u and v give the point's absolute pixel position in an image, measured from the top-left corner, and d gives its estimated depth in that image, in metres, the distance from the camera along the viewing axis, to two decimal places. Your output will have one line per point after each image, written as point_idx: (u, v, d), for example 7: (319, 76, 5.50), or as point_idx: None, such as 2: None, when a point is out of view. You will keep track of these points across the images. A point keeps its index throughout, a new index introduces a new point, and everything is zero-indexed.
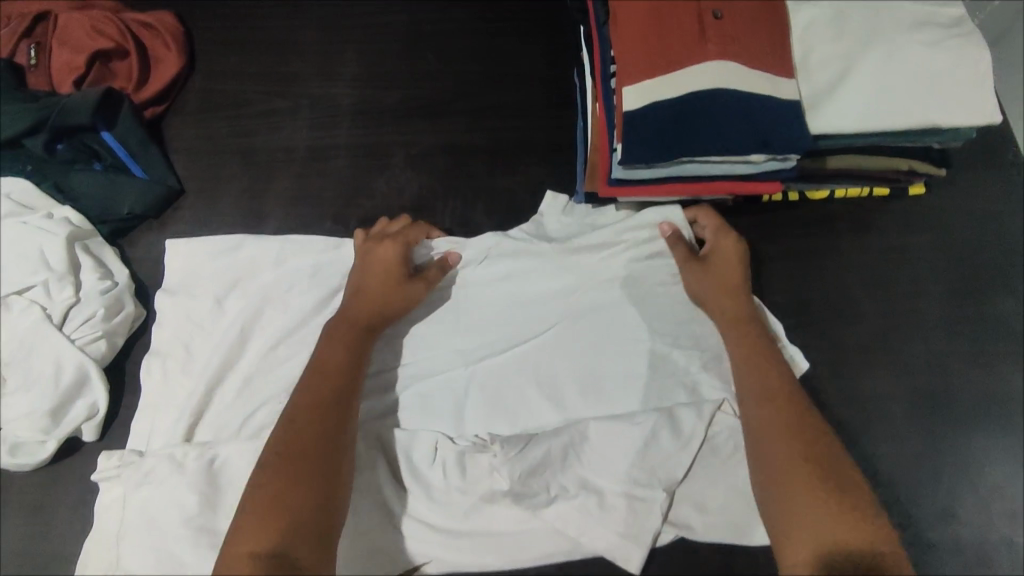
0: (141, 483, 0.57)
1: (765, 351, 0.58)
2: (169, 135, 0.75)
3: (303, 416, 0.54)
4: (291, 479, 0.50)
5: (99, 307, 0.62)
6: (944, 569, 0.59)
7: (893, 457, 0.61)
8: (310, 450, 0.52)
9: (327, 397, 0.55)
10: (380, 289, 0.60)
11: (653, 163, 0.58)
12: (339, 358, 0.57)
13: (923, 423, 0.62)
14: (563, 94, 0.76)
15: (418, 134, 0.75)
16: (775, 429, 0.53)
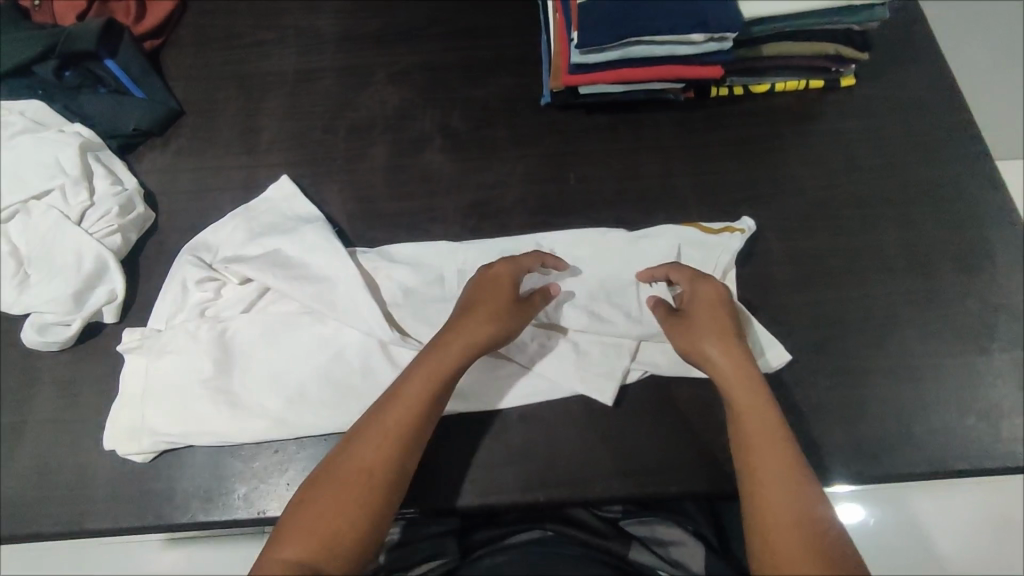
0: (161, 352, 0.63)
1: (737, 368, 0.57)
2: (167, 66, 0.82)
3: (379, 445, 0.53)
4: (375, 471, 0.52)
5: (114, 206, 0.68)
6: (901, 399, 0.64)
7: (840, 306, 0.68)
8: (387, 463, 0.52)
9: (401, 436, 0.53)
10: (467, 339, 0.57)
11: (605, 46, 0.66)
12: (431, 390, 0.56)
13: (864, 274, 0.69)
14: (527, 15, 0.83)
15: (398, 55, 0.82)
16: (760, 453, 0.53)
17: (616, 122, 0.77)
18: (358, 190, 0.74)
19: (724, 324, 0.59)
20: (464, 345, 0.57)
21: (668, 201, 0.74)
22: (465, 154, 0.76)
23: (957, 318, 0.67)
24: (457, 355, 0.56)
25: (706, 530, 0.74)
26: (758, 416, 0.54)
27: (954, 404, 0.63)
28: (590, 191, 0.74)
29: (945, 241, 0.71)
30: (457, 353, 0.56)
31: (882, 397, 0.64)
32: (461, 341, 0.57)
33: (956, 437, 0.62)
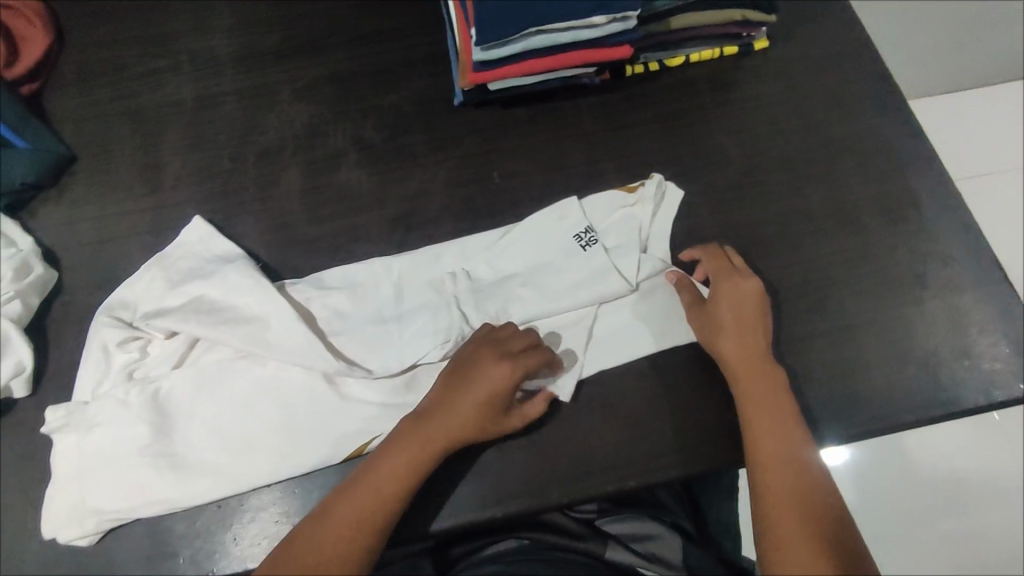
0: (90, 426, 0.59)
1: (761, 364, 0.60)
2: (51, 109, 0.76)
3: (373, 491, 0.54)
4: (347, 533, 0.53)
5: (8, 270, 0.63)
6: (845, 358, 0.64)
7: (777, 273, 0.67)
8: (360, 526, 0.53)
9: (398, 487, 0.54)
10: (472, 418, 0.57)
11: (508, 39, 0.64)
12: (402, 468, 0.55)
13: (795, 238, 0.69)
14: (430, 11, 0.80)
15: (302, 70, 0.78)
16: (781, 439, 0.56)
17: (535, 113, 0.75)
18: (273, 219, 0.70)
19: (749, 328, 0.61)
20: (469, 421, 0.57)
21: (596, 188, 0.72)
22: (383, 166, 0.73)
23: (889, 269, 0.67)
24: (456, 430, 0.56)
25: (685, 522, 0.75)
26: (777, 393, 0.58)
27: (896, 356, 0.64)
28: (516, 189, 0.72)
29: (869, 194, 0.71)
30: (459, 424, 0.56)
31: (825, 358, 0.64)
32: (466, 415, 0.57)
33: (902, 390, 0.63)
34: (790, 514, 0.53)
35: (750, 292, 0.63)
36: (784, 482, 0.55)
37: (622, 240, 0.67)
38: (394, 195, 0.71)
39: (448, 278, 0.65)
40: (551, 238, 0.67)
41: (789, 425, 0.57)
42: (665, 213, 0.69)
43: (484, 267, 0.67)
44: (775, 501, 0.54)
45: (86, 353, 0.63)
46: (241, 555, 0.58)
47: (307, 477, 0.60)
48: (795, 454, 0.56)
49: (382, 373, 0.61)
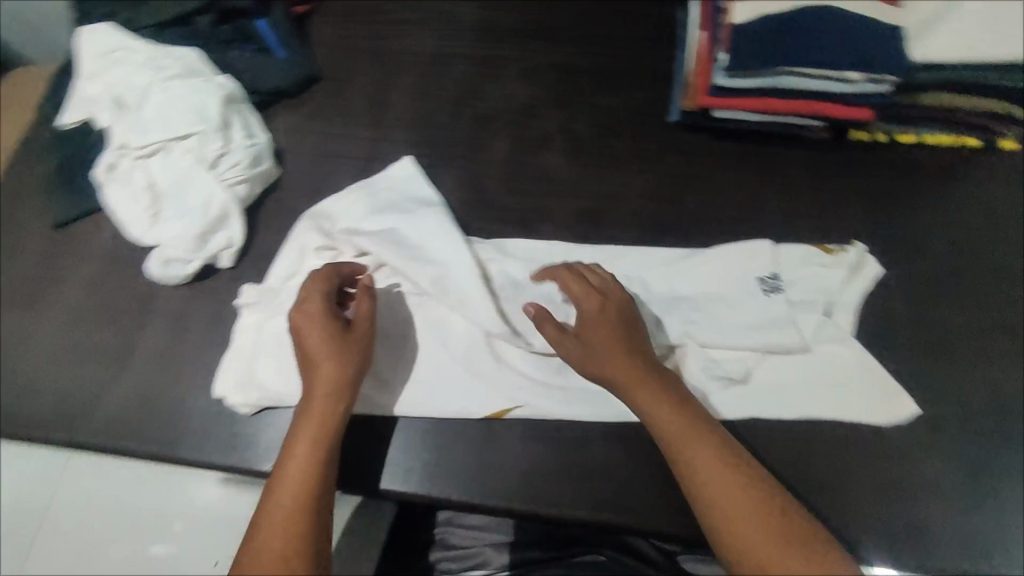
0: (274, 312, 0.65)
1: (648, 374, 0.54)
2: (311, 32, 0.85)
3: (286, 521, 0.50)
4: (298, 504, 0.51)
5: (245, 157, 0.71)
6: (1015, 495, 0.58)
7: (961, 382, 0.63)
8: (307, 501, 0.51)
9: (302, 496, 0.51)
10: (331, 367, 0.57)
11: (755, 71, 0.64)
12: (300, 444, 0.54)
13: (991, 353, 0.64)
14: (668, 30, 0.82)
15: (532, 54, 0.82)
16: (732, 485, 0.48)
17: (745, 151, 0.75)
18: (472, 179, 0.74)
19: (622, 341, 0.55)
20: (326, 411, 0.55)
21: (789, 239, 0.70)
22: (584, 161, 0.75)
23: None
24: (318, 423, 0.55)
25: None
26: (698, 429, 0.51)
27: None
28: (707, 217, 0.72)
29: None
30: (316, 423, 0.55)
31: (991, 487, 0.59)
32: (317, 408, 0.56)
33: None
34: (757, 530, 0.46)
35: (610, 320, 0.56)
36: (752, 522, 0.46)
37: (807, 297, 0.65)
38: (588, 190, 0.73)
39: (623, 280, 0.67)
40: (734, 275, 0.66)
41: (712, 441, 0.50)
42: (857, 284, 0.66)
43: (660, 281, 0.67)
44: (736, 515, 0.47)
45: (286, 247, 0.69)
46: (367, 470, 0.61)
47: (443, 424, 0.62)
48: (737, 460, 0.50)
49: (541, 350, 0.63)
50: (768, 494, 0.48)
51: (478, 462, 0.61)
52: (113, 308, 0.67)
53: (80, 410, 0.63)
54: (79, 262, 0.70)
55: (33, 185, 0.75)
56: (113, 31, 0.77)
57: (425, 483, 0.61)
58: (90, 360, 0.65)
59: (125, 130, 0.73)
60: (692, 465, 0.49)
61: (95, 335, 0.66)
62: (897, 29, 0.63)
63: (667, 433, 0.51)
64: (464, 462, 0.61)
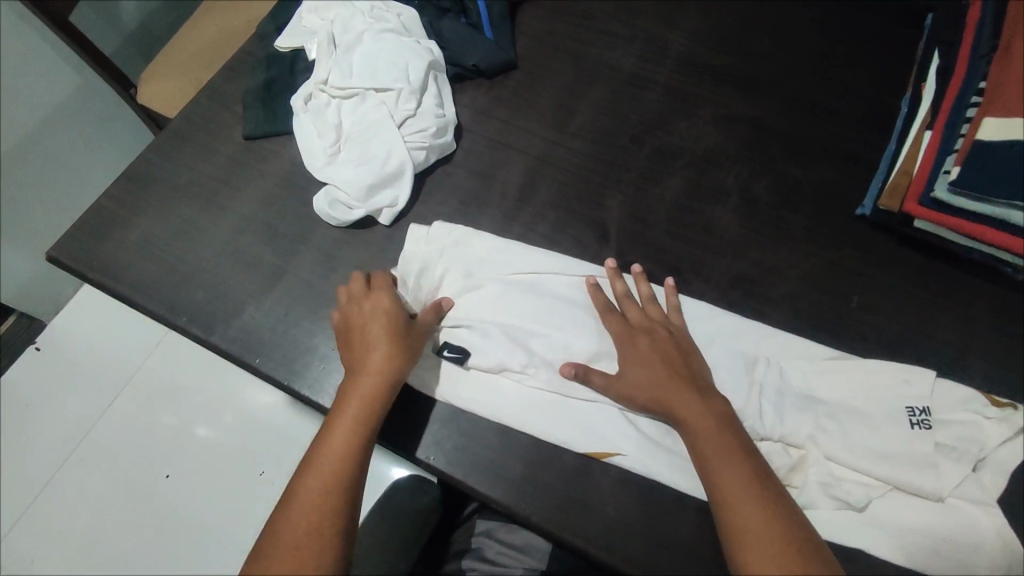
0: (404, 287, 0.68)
1: (691, 401, 0.57)
2: (521, 19, 0.85)
3: (318, 500, 0.52)
4: (331, 486, 0.53)
5: (432, 126, 0.73)
6: None
7: None
8: (339, 485, 0.53)
9: (337, 478, 0.54)
10: (379, 366, 0.59)
11: (986, 197, 0.59)
12: (342, 421, 0.56)
13: None
14: (882, 117, 0.77)
15: (731, 101, 0.79)
16: (750, 504, 0.50)
17: (929, 267, 0.69)
18: (638, 207, 0.72)
19: (679, 365, 0.59)
20: (361, 411, 0.57)
21: (954, 376, 0.64)
22: (756, 225, 0.72)
23: None
24: (354, 416, 0.56)
25: None
26: (734, 449, 0.54)
27: None
28: (870, 324, 0.67)
29: None
30: (351, 423, 0.56)
31: None
32: (353, 409, 0.57)
33: None
34: (768, 537, 0.49)
35: (664, 340, 0.61)
36: (762, 529, 0.49)
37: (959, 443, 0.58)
38: (751, 257, 0.70)
39: (763, 360, 0.63)
40: (879, 397, 0.61)
41: (735, 471, 0.52)
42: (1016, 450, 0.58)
43: (798, 374, 0.63)
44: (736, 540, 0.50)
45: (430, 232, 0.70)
46: (456, 461, 0.61)
47: (538, 446, 0.61)
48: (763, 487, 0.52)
49: None
50: (778, 520, 0.50)
51: (567, 492, 0.59)
52: (274, 230, 0.71)
53: (224, 315, 0.67)
54: (258, 177, 0.75)
55: (238, 94, 0.80)
56: None
57: (508, 497, 0.59)
58: (246, 270, 0.69)
59: (332, 68, 0.77)
60: (733, 510, 0.51)
61: (255, 249, 0.70)
62: None
63: (707, 458, 0.54)
64: (552, 487, 0.59)
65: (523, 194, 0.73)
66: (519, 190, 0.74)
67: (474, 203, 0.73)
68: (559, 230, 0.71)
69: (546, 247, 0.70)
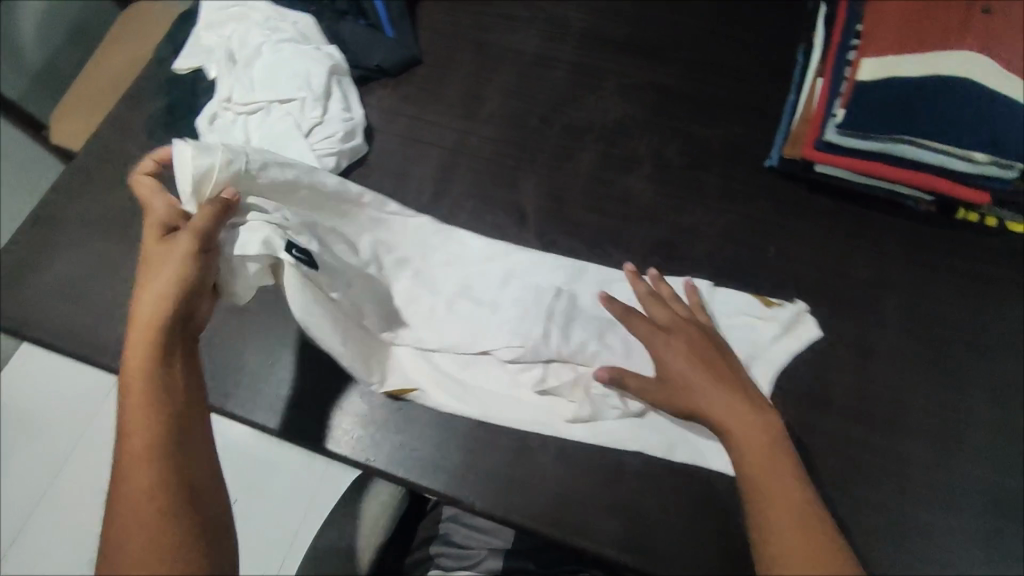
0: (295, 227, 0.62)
1: (717, 379, 0.54)
2: (422, 14, 0.85)
3: (139, 463, 0.43)
4: (147, 442, 0.43)
5: (339, 130, 0.73)
6: None
7: (1018, 490, 0.59)
8: (154, 442, 0.43)
9: (153, 429, 0.44)
10: (158, 286, 0.47)
11: (872, 133, 0.61)
12: (136, 365, 0.46)
13: None
14: (781, 68, 0.78)
15: (634, 70, 0.80)
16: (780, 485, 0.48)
17: (839, 208, 0.71)
18: (553, 186, 0.73)
19: (703, 346, 0.56)
20: (148, 349, 0.46)
21: (871, 310, 0.66)
22: (669, 189, 0.73)
23: None
24: (141, 361, 0.46)
25: None
26: (765, 430, 0.51)
27: None
28: (787, 271, 0.69)
29: None
30: (141, 363, 0.46)
31: None
32: (140, 347, 0.46)
33: None
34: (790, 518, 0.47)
35: (690, 325, 0.58)
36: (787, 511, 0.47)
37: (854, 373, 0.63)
38: (667, 221, 0.71)
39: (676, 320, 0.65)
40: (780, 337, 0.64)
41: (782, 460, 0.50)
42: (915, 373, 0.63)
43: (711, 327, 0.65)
44: (770, 525, 0.47)
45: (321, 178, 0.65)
46: (397, 458, 0.62)
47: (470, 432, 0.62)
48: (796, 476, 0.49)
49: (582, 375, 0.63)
50: (810, 512, 0.47)
51: (507, 474, 0.60)
52: None
53: None
54: (171, 204, 0.74)
55: (141, 122, 0.79)
56: None
57: (450, 487, 0.60)
58: None
59: (232, 85, 0.76)
60: (762, 492, 0.48)
61: None
62: None
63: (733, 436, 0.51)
64: (493, 470, 0.60)
65: (438, 188, 0.73)
66: (434, 185, 0.74)
67: (390, 202, 0.73)
68: (478, 218, 0.72)
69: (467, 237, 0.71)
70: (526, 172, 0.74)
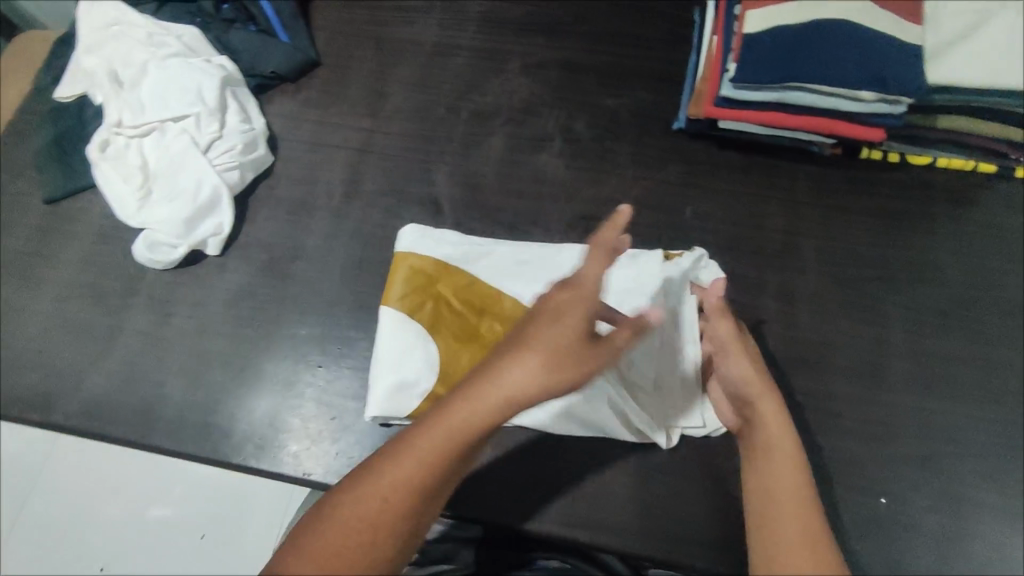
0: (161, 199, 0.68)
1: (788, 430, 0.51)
2: (315, 14, 0.82)
3: (378, 502, 0.41)
4: (402, 502, 0.41)
5: (239, 143, 0.70)
6: (981, 529, 0.57)
7: (942, 412, 0.61)
8: (417, 501, 0.42)
9: (404, 497, 0.41)
10: (518, 377, 0.43)
11: (765, 86, 0.62)
12: (425, 459, 0.42)
13: (972, 384, 0.62)
14: (681, 31, 0.79)
15: (537, 48, 0.79)
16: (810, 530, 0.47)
17: (749, 163, 0.72)
18: (467, 175, 0.72)
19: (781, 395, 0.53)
20: (450, 439, 0.42)
21: (789, 259, 0.68)
22: (583, 164, 0.73)
23: None
24: (451, 447, 0.42)
25: None
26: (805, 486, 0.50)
27: None
28: (705, 230, 0.69)
29: None
30: (442, 442, 0.42)
31: (962, 522, 0.58)
32: (437, 436, 0.42)
33: None
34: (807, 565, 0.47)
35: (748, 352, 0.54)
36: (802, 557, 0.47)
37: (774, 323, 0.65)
38: (584, 196, 0.71)
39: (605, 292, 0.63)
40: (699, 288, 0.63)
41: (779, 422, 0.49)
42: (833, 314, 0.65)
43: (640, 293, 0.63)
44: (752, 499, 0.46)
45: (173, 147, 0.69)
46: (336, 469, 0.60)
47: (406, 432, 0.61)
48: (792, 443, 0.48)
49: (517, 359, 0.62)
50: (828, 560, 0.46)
51: None
52: (100, 289, 0.68)
53: (64, 390, 0.64)
54: (70, 240, 0.70)
55: (29, 159, 0.75)
56: (116, 5, 0.76)
57: None
58: (79, 339, 0.66)
59: (121, 108, 0.72)
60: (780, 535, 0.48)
61: (83, 315, 0.67)
62: (921, 49, 0.59)
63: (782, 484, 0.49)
64: None
65: (350, 190, 0.72)
66: (346, 188, 0.72)
67: (301, 211, 0.71)
68: (394, 217, 0.70)
69: (384, 237, 0.69)
70: (437, 164, 0.73)
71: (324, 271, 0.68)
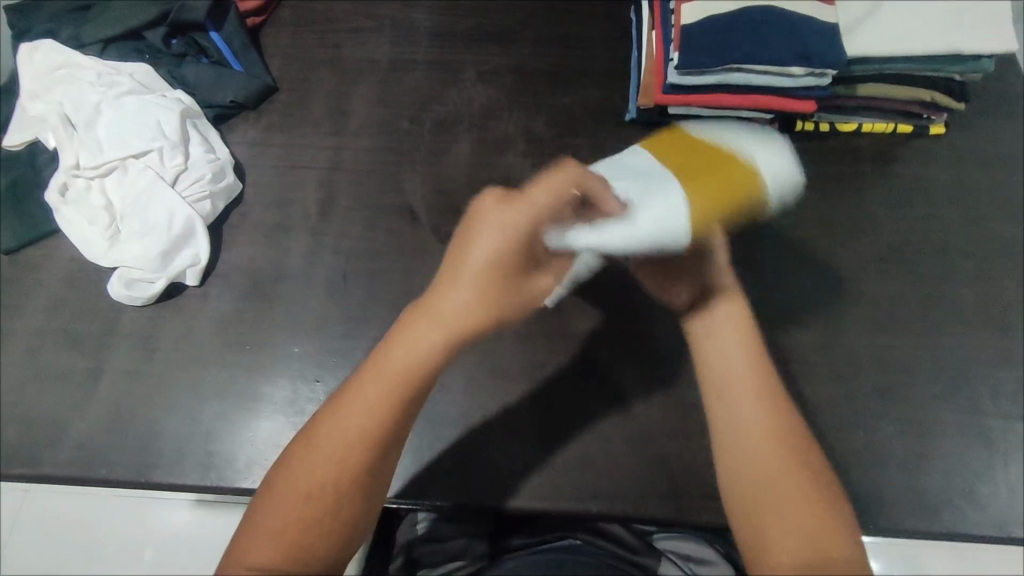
0: (133, 237, 0.67)
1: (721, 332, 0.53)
2: (266, 43, 0.83)
3: (298, 498, 0.42)
4: (328, 480, 0.43)
5: (207, 172, 0.70)
6: (946, 446, 0.63)
7: (899, 349, 0.67)
8: (334, 484, 0.43)
9: (345, 471, 0.43)
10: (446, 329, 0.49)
11: (706, 70, 0.67)
12: (364, 416, 0.45)
13: (917, 319, 0.69)
14: (621, 31, 0.84)
15: (488, 57, 0.82)
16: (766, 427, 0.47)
17: None
18: (437, 181, 0.75)
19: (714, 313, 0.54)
20: (394, 395, 0.46)
21: (746, 227, 0.73)
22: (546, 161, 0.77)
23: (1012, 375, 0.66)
24: (362, 411, 0.45)
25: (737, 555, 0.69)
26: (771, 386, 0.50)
27: (1003, 460, 0.63)
28: None
29: (1005, 296, 0.70)
30: (374, 404, 0.45)
31: (930, 444, 0.63)
32: (375, 389, 0.46)
33: (1002, 496, 0.62)
34: (780, 453, 0.47)
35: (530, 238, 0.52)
36: (770, 448, 0.47)
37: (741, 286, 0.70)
38: None
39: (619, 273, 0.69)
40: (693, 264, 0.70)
41: (730, 310, 0.54)
42: (792, 276, 0.71)
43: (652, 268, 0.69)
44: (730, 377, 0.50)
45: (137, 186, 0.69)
46: None
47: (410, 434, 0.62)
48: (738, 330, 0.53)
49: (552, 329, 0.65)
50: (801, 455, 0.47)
51: (456, 463, 0.61)
52: (77, 334, 0.66)
53: (49, 440, 0.62)
54: (37, 289, 0.69)
55: None
56: (58, 48, 0.75)
57: (402, 492, 0.60)
58: (59, 386, 0.64)
59: (76, 149, 0.71)
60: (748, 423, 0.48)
61: (62, 361, 0.65)
62: (837, 25, 0.66)
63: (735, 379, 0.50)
64: (443, 464, 0.61)
65: (325, 208, 0.73)
66: (319, 206, 0.73)
67: (278, 233, 0.72)
68: (371, 229, 0.72)
69: (364, 248, 0.71)
70: (407, 174, 0.75)
71: (309, 289, 0.69)
